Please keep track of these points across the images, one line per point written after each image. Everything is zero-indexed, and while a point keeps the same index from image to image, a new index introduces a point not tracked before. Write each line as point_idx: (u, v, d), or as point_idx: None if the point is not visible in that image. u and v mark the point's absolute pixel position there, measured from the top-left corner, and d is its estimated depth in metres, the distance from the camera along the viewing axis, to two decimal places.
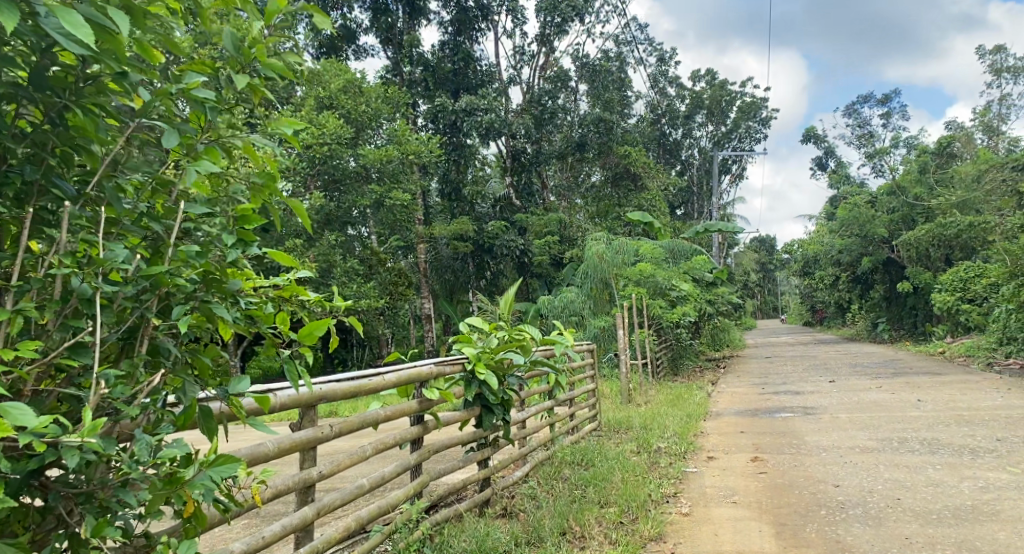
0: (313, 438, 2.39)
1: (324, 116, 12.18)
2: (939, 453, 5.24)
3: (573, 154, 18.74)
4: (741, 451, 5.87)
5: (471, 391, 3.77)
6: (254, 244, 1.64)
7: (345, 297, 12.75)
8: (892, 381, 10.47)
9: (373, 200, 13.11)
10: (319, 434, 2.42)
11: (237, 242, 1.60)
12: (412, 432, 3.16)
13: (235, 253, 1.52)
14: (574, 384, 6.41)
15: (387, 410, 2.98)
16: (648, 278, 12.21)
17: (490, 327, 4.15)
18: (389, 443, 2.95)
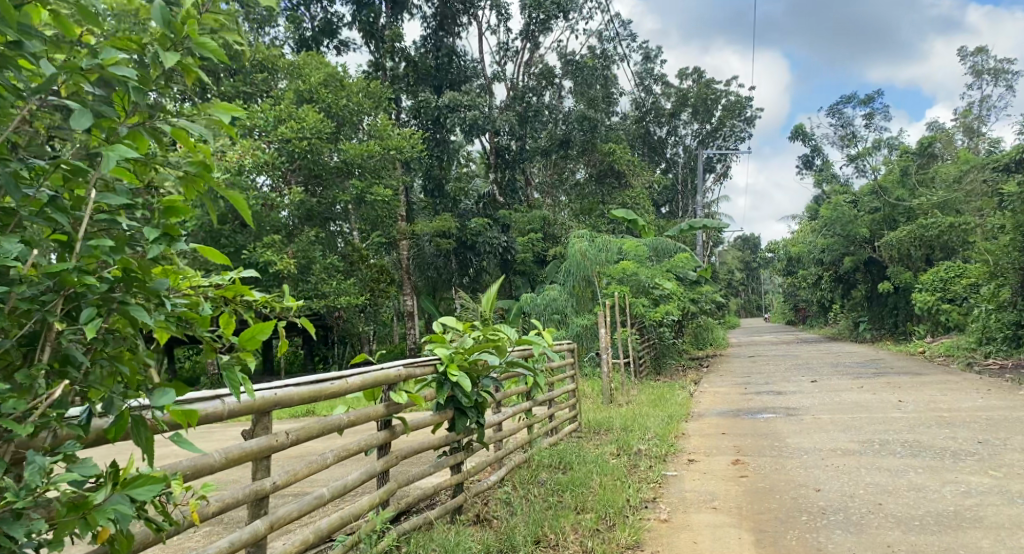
0: (266, 447, 2.27)
1: (304, 110, 11.96)
2: (921, 456, 5.19)
3: (558, 152, 18.63)
4: (722, 453, 5.79)
5: (442, 394, 3.64)
6: (181, 239, 1.50)
7: (325, 294, 12.55)
8: (873, 381, 10.47)
9: (354, 195, 12.92)
10: (273, 442, 2.30)
11: (162, 237, 1.47)
12: (379, 438, 3.04)
13: (157, 250, 1.43)
14: (553, 385, 6.31)
15: (351, 415, 2.86)
16: (631, 276, 12.13)
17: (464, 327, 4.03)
18: (353, 450, 2.83)
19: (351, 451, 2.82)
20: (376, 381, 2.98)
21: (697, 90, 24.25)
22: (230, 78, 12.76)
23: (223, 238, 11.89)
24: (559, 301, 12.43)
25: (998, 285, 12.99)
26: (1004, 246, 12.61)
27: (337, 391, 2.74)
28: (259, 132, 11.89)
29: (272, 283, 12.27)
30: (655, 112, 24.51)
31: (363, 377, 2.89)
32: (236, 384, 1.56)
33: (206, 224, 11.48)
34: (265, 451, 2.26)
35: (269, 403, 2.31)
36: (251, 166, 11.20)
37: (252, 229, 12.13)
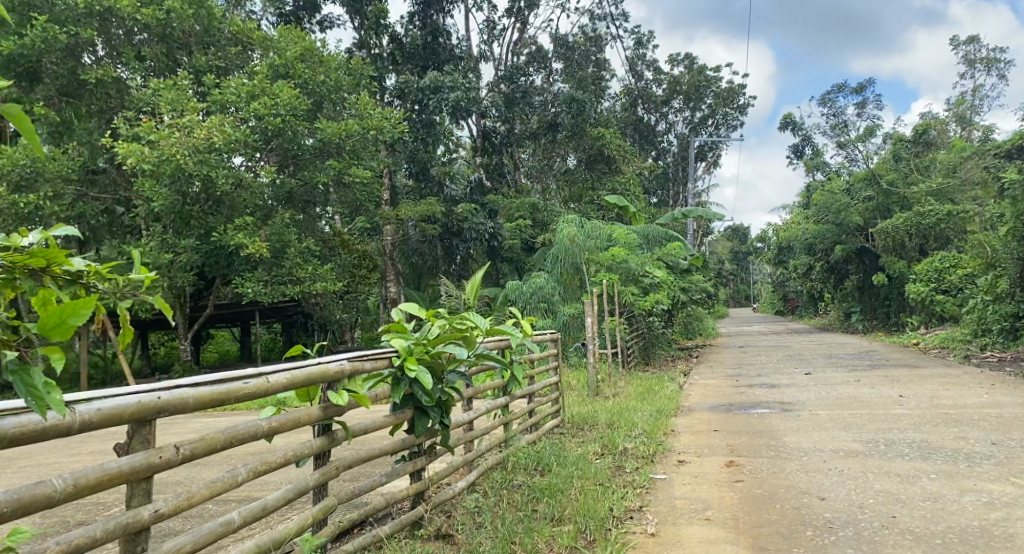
0: (142, 468, 1.86)
1: (278, 85, 11.37)
2: (933, 458, 4.77)
3: (546, 136, 18.10)
4: (715, 454, 5.34)
5: (399, 392, 3.14)
6: None
7: (300, 279, 11.98)
8: (870, 374, 10.07)
9: (332, 176, 12.37)
10: (154, 459, 1.90)
11: None
12: (315, 447, 2.55)
13: None
14: (534, 378, 5.84)
15: (277, 420, 2.39)
16: (620, 264, 11.67)
17: (427, 314, 3.51)
18: (275, 464, 2.36)
19: (276, 464, 2.37)
20: (310, 377, 2.49)
21: (690, 76, 23.79)
22: (202, 51, 12.14)
23: (193, 219, 11.33)
24: (546, 288, 11.96)
25: (996, 276, 12.64)
26: (1003, 235, 12.25)
27: (258, 390, 2.28)
28: (232, 109, 11.33)
29: (246, 267, 11.71)
30: (647, 98, 24.00)
31: (293, 374, 2.42)
32: (36, 399, 1.45)
33: (175, 203, 10.92)
34: (140, 473, 1.86)
35: (149, 411, 1.90)
36: (223, 147, 10.69)
37: (223, 210, 11.58)
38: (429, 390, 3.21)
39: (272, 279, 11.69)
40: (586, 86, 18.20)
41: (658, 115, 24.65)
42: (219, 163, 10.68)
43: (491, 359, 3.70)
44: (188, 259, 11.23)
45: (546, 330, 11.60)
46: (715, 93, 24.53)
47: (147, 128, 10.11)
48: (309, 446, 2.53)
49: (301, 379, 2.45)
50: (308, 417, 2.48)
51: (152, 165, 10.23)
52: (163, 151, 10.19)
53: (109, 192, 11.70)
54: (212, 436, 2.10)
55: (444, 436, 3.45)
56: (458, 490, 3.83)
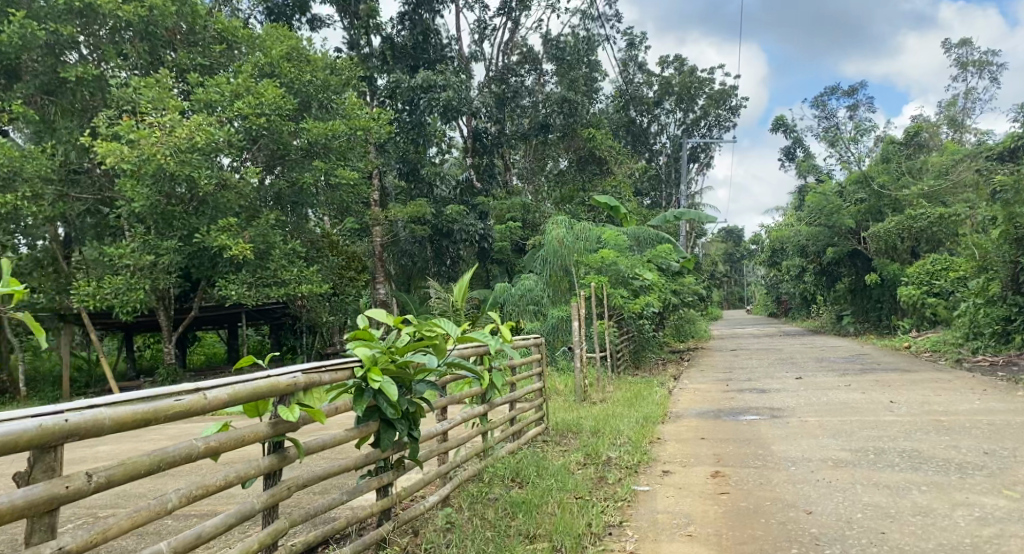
0: (40, 500, 1.83)
1: (263, 84, 11.18)
2: (923, 469, 4.63)
3: (538, 137, 17.94)
4: (700, 463, 5.19)
5: (362, 404, 2.99)
6: None
7: (284, 281, 11.76)
8: (861, 378, 9.95)
9: (318, 176, 12.17)
10: (56, 490, 1.86)
11: None
12: (261, 467, 2.41)
13: None
14: (516, 384, 5.68)
15: (216, 440, 2.28)
16: (610, 266, 11.52)
17: (396, 321, 3.36)
18: (210, 487, 2.25)
19: (215, 487, 2.28)
20: (252, 393, 2.36)
21: (682, 78, 23.71)
22: (185, 48, 11.92)
23: (176, 219, 11.12)
24: (535, 291, 11.80)
25: (988, 279, 12.55)
26: (996, 239, 12.16)
27: (192, 407, 2.19)
28: (216, 108, 11.14)
29: (229, 269, 11.51)
30: (639, 99, 23.87)
31: (234, 391, 2.31)
32: None
33: (157, 204, 10.71)
34: (39, 506, 1.83)
35: (54, 436, 1.86)
36: (206, 148, 10.51)
37: (206, 211, 11.38)
38: (395, 401, 3.06)
39: (256, 281, 11.49)
40: (578, 87, 18.06)
41: (650, 117, 24.54)
42: (201, 164, 10.50)
43: (467, 369, 3.55)
44: (169, 261, 11.03)
45: (534, 334, 11.45)
46: (707, 94, 24.42)
47: (126, 127, 9.92)
48: (258, 466, 2.41)
49: (243, 395, 2.34)
50: (254, 435, 2.37)
51: (132, 165, 10.03)
52: (143, 151, 10.00)
53: (89, 192, 11.48)
54: (132, 462, 2.03)
55: (413, 449, 3.30)
56: (430, 505, 3.68)
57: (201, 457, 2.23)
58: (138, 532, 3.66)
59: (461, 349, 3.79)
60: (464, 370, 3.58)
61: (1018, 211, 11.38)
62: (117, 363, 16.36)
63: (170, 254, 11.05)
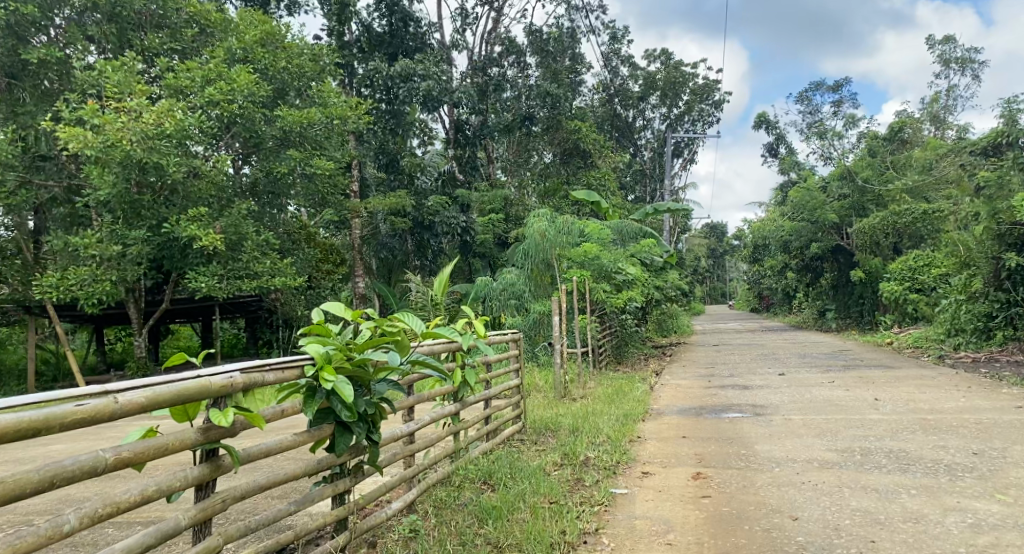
0: None
1: (235, 70, 10.82)
2: (912, 471, 4.45)
3: (520, 129, 17.68)
4: (681, 464, 4.98)
5: (312, 405, 2.74)
6: None
7: (257, 274, 11.44)
8: (844, 375, 9.82)
9: (292, 166, 11.81)
10: None
11: None
12: (187, 479, 2.16)
13: None
14: (491, 382, 5.43)
15: (129, 450, 2.02)
16: (593, 260, 11.24)
17: (353, 316, 3.12)
18: (118, 504, 2.00)
19: (128, 503, 2.03)
20: (176, 396, 2.11)
21: (666, 72, 23.58)
22: (153, 32, 11.54)
23: (144, 209, 10.75)
24: (517, 285, 11.58)
25: (970, 275, 12.49)
26: (979, 235, 12.09)
27: (99, 414, 1.93)
28: (187, 95, 10.80)
29: (200, 261, 11.15)
30: (623, 94, 23.68)
31: (153, 394, 2.05)
32: None
33: (125, 192, 10.36)
34: None
35: None
36: (176, 135, 10.18)
37: (176, 201, 11.00)
38: (350, 404, 2.82)
39: (229, 274, 11.16)
40: (561, 78, 17.79)
41: (633, 111, 24.38)
42: (170, 151, 10.15)
43: (442, 371, 3.30)
44: (138, 252, 10.68)
45: (515, 329, 11.23)
46: (691, 89, 24.27)
47: (90, 111, 9.56)
48: (184, 478, 2.16)
49: (164, 399, 2.08)
50: (176, 444, 2.11)
51: (96, 151, 9.68)
52: (108, 136, 9.65)
53: (56, 179, 11.12)
54: (17, 479, 1.77)
55: (373, 453, 3.07)
56: (393, 512, 3.44)
57: (110, 471, 1.96)
58: (74, 543, 3.37)
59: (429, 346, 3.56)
60: (442, 372, 3.33)
61: (1000, 206, 11.33)
62: (87, 357, 15.95)
63: (137, 245, 10.67)
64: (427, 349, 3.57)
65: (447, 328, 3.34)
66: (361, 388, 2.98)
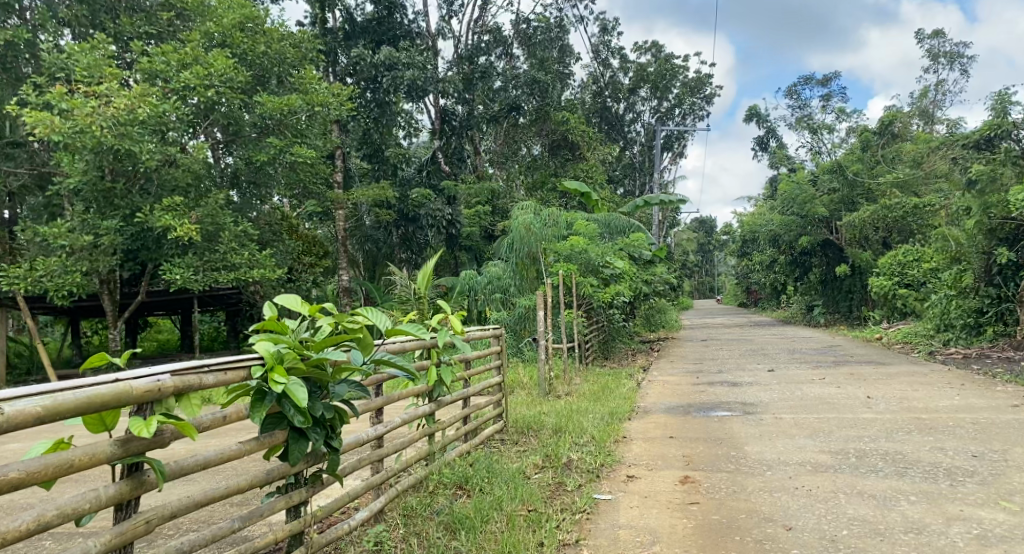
0: None
1: (213, 54, 10.46)
2: (910, 475, 4.24)
3: (507, 119, 17.35)
4: (669, 467, 4.73)
5: (261, 410, 2.46)
6: None
7: (235, 266, 11.08)
8: (834, 371, 9.64)
9: (271, 155, 11.46)
10: None
11: None
12: (99, 498, 1.91)
13: None
14: (470, 380, 5.16)
15: (23, 468, 1.75)
16: (580, 254, 10.96)
17: (311, 310, 2.84)
18: (12, 533, 1.74)
19: (21, 531, 1.76)
20: (84, 404, 1.84)
21: (656, 65, 23.30)
22: (127, 15, 11.15)
23: (116, 198, 10.39)
24: (503, 279, 11.33)
25: (960, 270, 12.36)
26: (970, 229, 11.95)
27: None
28: (161, 80, 10.44)
29: (175, 252, 10.81)
30: (613, 87, 23.41)
31: (53, 403, 1.78)
32: None
33: (97, 180, 10.02)
34: None
35: None
36: (151, 122, 9.84)
37: (150, 189, 10.63)
38: (304, 408, 2.55)
39: (204, 266, 10.79)
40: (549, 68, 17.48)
41: (623, 104, 24.16)
42: (144, 139, 9.78)
43: (411, 370, 3.03)
44: (110, 242, 10.31)
45: (500, 324, 10.97)
46: (681, 82, 24.05)
47: (58, 95, 9.20)
48: (97, 498, 1.91)
49: (68, 409, 1.80)
50: (83, 459, 1.85)
51: (65, 137, 9.30)
52: (78, 122, 9.30)
53: (28, 165, 10.78)
54: None
55: (332, 461, 2.81)
56: (357, 523, 3.19)
57: None
58: None
59: (399, 343, 3.30)
60: (411, 371, 3.07)
61: (992, 200, 11.17)
62: (63, 350, 15.56)
63: (109, 236, 10.31)
64: (397, 347, 3.32)
65: (418, 323, 3.08)
66: (319, 390, 2.72)
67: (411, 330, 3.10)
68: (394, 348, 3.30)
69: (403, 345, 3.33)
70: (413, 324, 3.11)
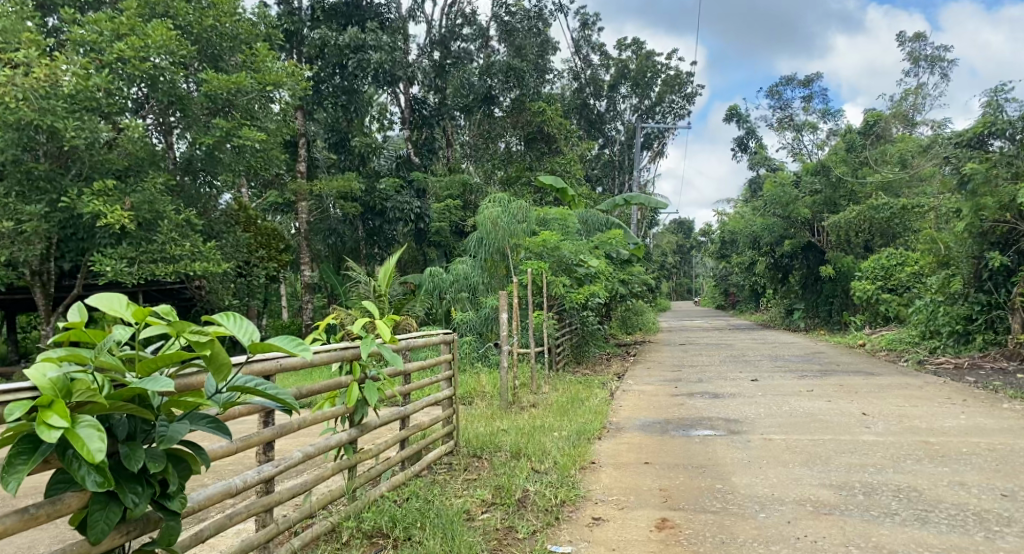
0: None
1: (151, 24, 9.55)
2: (935, 522, 3.50)
3: (481, 110, 16.52)
4: (642, 505, 3.95)
5: (27, 467, 1.70)
6: None
7: (175, 258, 10.08)
8: (822, 382, 8.96)
9: (218, 137, 10.54)
10: None
11: None
12: None
13: None
14: (412, 395, 4.33)
15: None
16: (552, 250, 10.13)
17: (146, 312, 2.04)
18: None
19: None
20: None
21: (637, 61, 22.67)
22: None
23: (43, 180, 9.36)
24: (470, 277, 10.53)
25: (949, 275, 11.80)
26: (962, 234, 11.32)
27: None
28: (92, 51, 9.53)
29: (109, 241, 9.73)
30: (594, 84, 22.77)
31: None
32: None
33: (17, 158, 9.02)
34: None
35: None
36: (80, 98, 8.99)
37: (82, 171, 9.65)
38: (103, 464, 1.76)
39: (140, 256, 9.77)
40: (527, 56, 16.66)
41: (604, 102, 23.52)
42: (76, 116, 8.95)
43: (290, 403, 2.21)
44: (35, 230, 9.22)
45: (465, 325, 10.20)
46: (661, 81, 23.41)
47: None
48: None
49: None
50: None
51: None
52: None
53: None
54: None
55: (165, 529, 1.99)
56: None
57: None
58: None
59: (268, 363, 2.60)
60: (290, 405, 2.24)
61: (985, 202, 10.58)
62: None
63: (30, 225, 9.25)
64: (264, 366, 2.60)
65: (299, 336, 2.27)
66: (144, 433, 1.93)
67: (292, 347, 2.28)
68: (260, 369, 2.58)
69: (272, 364, 2.62)
70: (297, 341, 2.30)
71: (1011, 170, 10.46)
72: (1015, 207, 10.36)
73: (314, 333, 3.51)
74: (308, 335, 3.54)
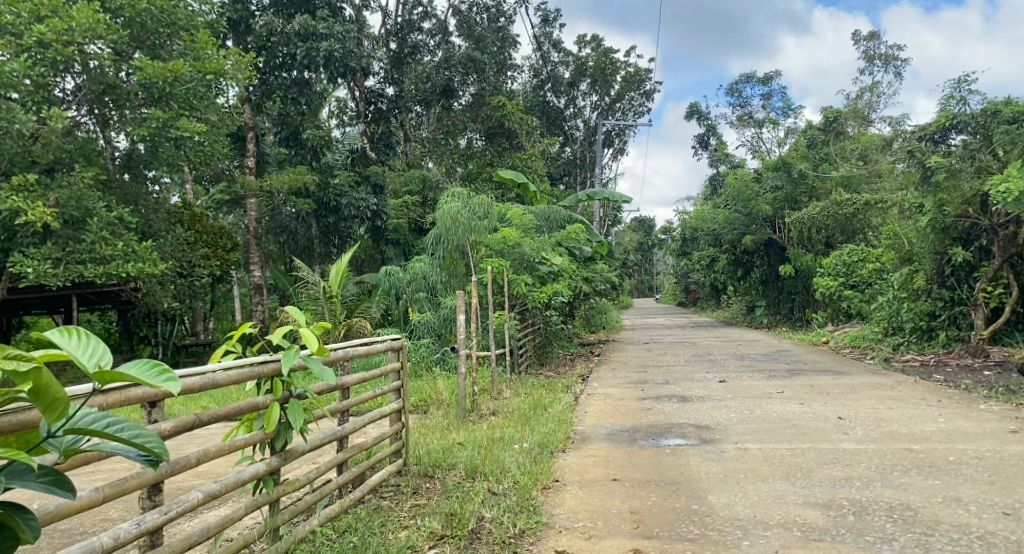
0: None
1: (76, 6, 8.83)
2: (936, 550, 3.14)
3: (439, 103, 15.94)
4: (612, 533, 3.52)
5: None
6: None
7: (105, 259, 9.39)
8: (790, 382, 8.68)
9: (153, 129, 9.76)
10: None
11: None
12: None
13: None
14: (349, 414, 3.82)
15: None
16: (513, 248, 9.63)
17: None
18: None
19: None
20: None
21: (597, 58, 22.39)
22: None
23: None
24: (428, 276, 10.03)
25: (911, 271, 11.67)
26: (924, 230, 11.18)
27: None
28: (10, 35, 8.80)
29: (31, 240, 8.95)
30: (554, 80, 22.45)
31: None
32: None
33: None
34: None
35: None
36: None
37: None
38: None
39: (66, 256, 9.06)
40: (486, 48, 16.15)
41: (565, 99, 23.18)
42: None
43: (155, 448, 1.78)
44: None
45: (422, 326, 9.70)
46: (622, 78, 23.13)
47: None
48: None
49: None
50: None
51: None
52: None
53: None
54: None
55: None
56: None
57: None
58: None
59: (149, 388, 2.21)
60: (160, 453, 1.80)
61: (947, 197, 10.36)
62: None
63: None
64: (145, 394, 2.21)
65: (159, 365, 1.89)
66: None
67: (151, 377, 1.88)
68: (140, 396, 2.19)
69: (156, 392, 2.24)
70: (156, 370, 1.90)
71: (974, 165, 9.99)
72: (977, 201, 10.11)
73: (226, 345, 3.00)
74: (219, 350, 3.02)
